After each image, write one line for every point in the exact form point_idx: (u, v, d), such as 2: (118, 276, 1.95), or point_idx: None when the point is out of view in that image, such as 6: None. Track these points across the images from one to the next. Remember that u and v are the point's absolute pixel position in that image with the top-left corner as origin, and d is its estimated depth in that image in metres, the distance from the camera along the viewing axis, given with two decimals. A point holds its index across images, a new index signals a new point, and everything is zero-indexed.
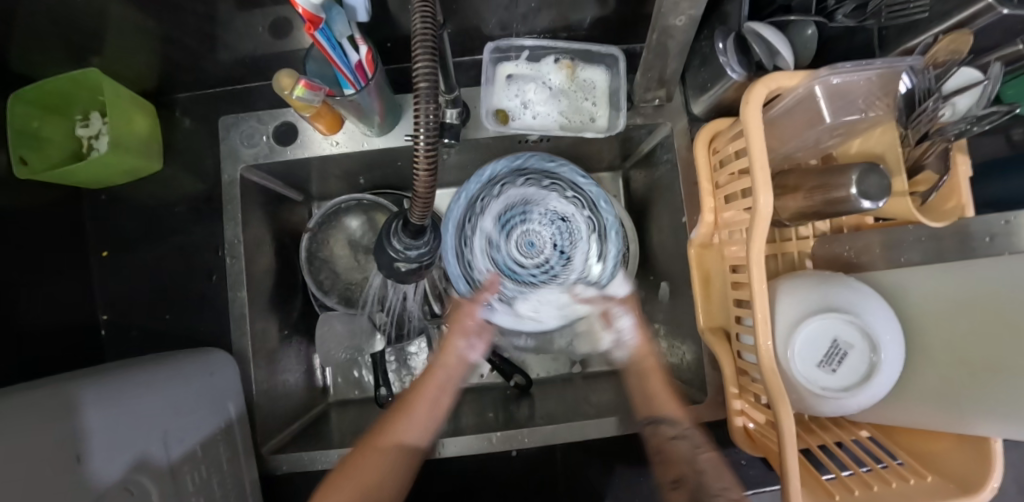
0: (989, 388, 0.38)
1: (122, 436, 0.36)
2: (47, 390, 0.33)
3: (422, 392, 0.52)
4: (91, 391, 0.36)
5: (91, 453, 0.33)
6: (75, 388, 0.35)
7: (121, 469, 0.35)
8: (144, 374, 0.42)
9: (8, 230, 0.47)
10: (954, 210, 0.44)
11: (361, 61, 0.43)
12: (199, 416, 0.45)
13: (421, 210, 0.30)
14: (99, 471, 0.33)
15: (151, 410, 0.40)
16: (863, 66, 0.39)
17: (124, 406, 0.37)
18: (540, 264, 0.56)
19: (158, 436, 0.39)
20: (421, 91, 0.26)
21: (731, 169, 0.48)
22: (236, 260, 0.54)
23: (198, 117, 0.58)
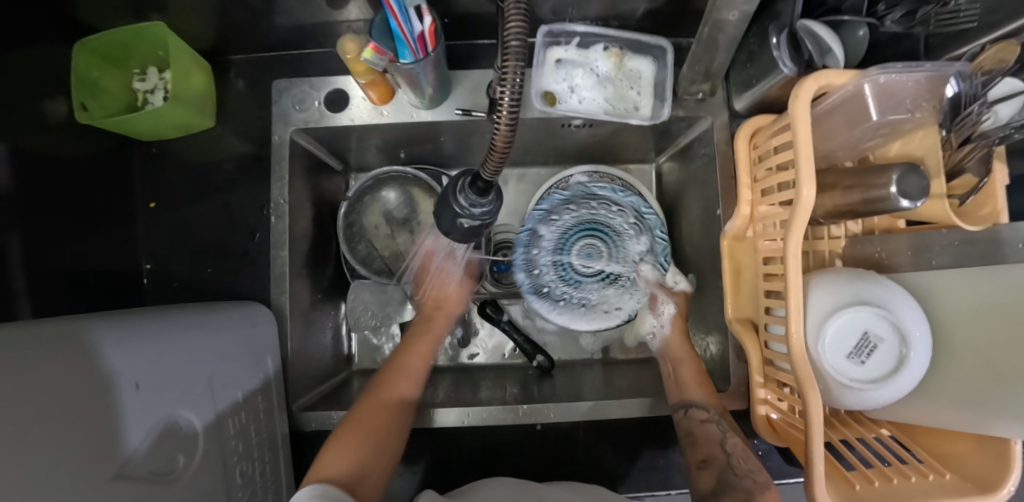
0: (1014, 388, 0.39)
1: (149, 379, 0.35)
2: (72, 325, 0.32)
3: (416, 350, 0.57)
4: (118, 332, 0.35)
5: (115, 393, 0.32)
6: (101, 327, 0.34)
7: (148, 411, 0.34)
8: (176, 320, 0.41)
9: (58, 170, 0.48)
10: (988, 216, 0.45)
11: (423, 32, 0.45)
12: (235, 385, 0.44)
13: (494, 165, 0.31)
14: (125, 411, 0.32)
15: (180, 356, 0.39)
16: (913, 67, 0.40)
17: (152, 350, 0.36)
18: (600, 271, 0.65)
19: (185, 384, 0.38)
20: (511, 50, 0.27)
21: (769, 163, 0.50)
22: (280, 219, 0.55)
23: (249, 79, 0.60)
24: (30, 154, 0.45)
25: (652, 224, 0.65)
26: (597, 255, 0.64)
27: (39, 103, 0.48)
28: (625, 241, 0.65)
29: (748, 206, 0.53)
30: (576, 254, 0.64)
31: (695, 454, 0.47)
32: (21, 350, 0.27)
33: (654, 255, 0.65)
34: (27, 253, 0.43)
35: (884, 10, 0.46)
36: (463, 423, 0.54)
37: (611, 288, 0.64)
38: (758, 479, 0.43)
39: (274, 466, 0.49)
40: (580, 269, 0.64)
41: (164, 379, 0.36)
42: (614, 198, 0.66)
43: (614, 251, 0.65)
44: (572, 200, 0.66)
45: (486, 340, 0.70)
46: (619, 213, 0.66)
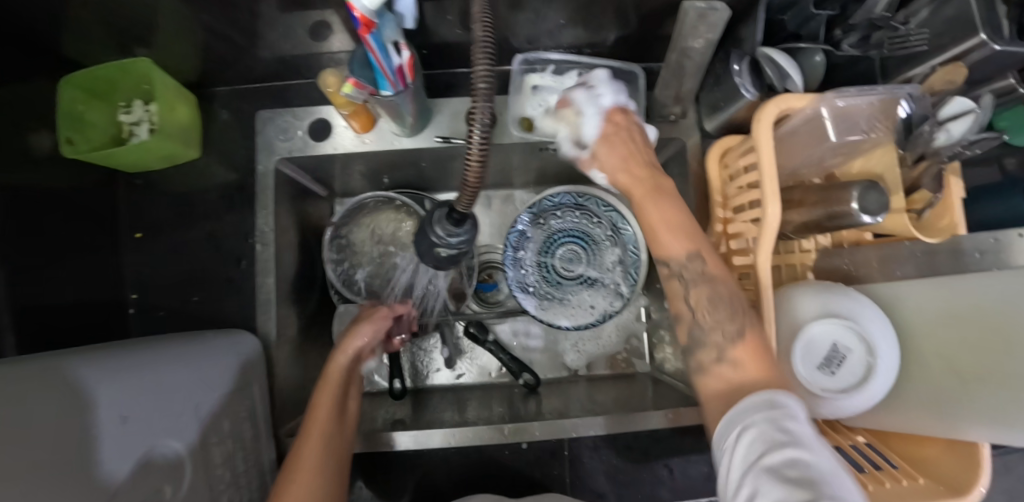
0: (979, 396, 0.41)
1: (131, 415, 0.35)
2: (40, 368, 0.32)
3: (313, 427, 0.45)
4: (93, 370, 0.35)
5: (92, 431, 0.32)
6: (74, 367, 0.35)
7: (129, 448, 0.34)
8: (158, 355, 0.42)
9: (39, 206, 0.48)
10: (947, 228, 0.47)
11: (402, 65, 0.46)
12: (222, 419, 0.44)
13: (468, 200, 0.32)
14: (105, 448, 0.32)
15: (163, 389, 0.39)
16: (865, 90, 0.43)
17: (131, 385, 0.37)
18: (576, 274, 0.67)
19: (171, 417, 0.39)
20: (480, 90, 0.28)
21: (740, 183, 0.52)
22: (265, 247, 0.56)
23: (234, 110, 0.61)
24: (17, 190, 0.46)
25: (630, 236, 0.66)
26: (576, 259, 0.68)
27: (25, 138, 0.48)
28: (601, 251, 0.67)
29: (722, 223, 0.55)
30: (559, 256, 0.67)
31: (680, 335, 0.41)
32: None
33: (627, 267, 0.66)
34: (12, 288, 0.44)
35: (841, 35, 0.48)
36: (449, 444, 0.54)
37: (586, 292, 0.67)
38: (726, 332, 0.37)
39: (261, 493, 0.49)
40: (564, 269, 0.67)
41: (148, 414, 0.37)
42: (595, 209, 0.67)
43: (590, 257, 0.67)
44: (560, 208, 0.67)
45: (472, 359, 0.70)
46: (598, 224, 0.67)
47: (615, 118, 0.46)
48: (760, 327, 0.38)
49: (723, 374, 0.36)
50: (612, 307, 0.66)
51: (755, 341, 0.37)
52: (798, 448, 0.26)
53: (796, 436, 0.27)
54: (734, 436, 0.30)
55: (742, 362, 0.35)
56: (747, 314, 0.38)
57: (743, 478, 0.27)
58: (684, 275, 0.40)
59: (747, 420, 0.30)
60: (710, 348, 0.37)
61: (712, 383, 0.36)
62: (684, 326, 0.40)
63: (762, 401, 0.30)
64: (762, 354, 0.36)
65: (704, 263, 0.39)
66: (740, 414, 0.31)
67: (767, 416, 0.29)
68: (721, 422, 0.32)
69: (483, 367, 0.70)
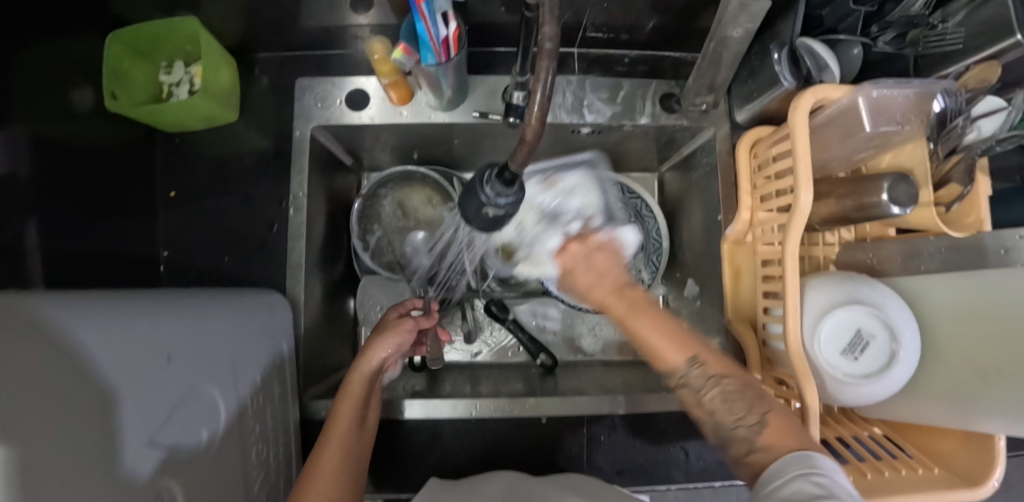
0: (1003, 388, 0.42)
1: (174, 355, 0.35)
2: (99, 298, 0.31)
3: (333, 437, 0.46)
4: (146, 308, 0.35)
5: (146, 369, 0.32)
6: (125, 301, 0.34)
7: (145, 431, 0.31)
8: (196, 300, 0.42)
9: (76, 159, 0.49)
10: (973, 224, 0.48)
11: (448, 37, 0.47)
12: (247, 378, 0.44)
13: (523, 158, 0.33)
14: (131, 425, 0.30)
15: (201, 335, 0.39)
16: (903, 83, 0.43)
17: (175, 327, 0.36)
18: None
19: (206, 363, 0.39)
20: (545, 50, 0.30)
21: (769, 171, 0.53)
22: (298, 212, 0.57)
23: (273, 77, 0.62)
24: (55, 141, 0.46)
25: (654, 223, 0.69)
26: None
27: (68, 93, 0.49)
28: None
29: (749, 211, 0.57)
30: None
31: (707, 433, 0.42)
32: (75, 312, 0.27)
33: (649, 254, 0.69)
34: (47, 238, 0.44)
35: (876, 32, 0.49)
36: (470, 414, 0.56)
37: None
38: (749, 425, 0.39)
39: (286, 451, 0.50)
40: None
41: (188, 356, 0.37)
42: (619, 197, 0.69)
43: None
44: None
45: (490, 338, 0.71)
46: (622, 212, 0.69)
47: (570, 250, 0.44)
48: (779, 406, 0.40)
49: (756, 461, 0.37)
50: (633, 290, 0.69)
51: (779, 421, 0.38)
52: (839, 501, 0.30)
53: (833, 493, 0.31)
54: (780, 483, 0.34)
55: (774, 446, 0.37)
56: (764, 399, 0.40)
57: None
58: (692, 383, 0.40)
59: (793, 473, 0.34)
60: (742, 443, 0.39)
61: (750, 471, 0.38)
62: (708, 426, 0.42)
63: (806, 463, 0.34)
64: (789, 432, 0.38)
65: (705, 366, 0.40)
66: (785, 469, 0.34)
67: (811, 474, 0.33)
68: (765, 474, 0.36)
69: (503, 345, 0.71)
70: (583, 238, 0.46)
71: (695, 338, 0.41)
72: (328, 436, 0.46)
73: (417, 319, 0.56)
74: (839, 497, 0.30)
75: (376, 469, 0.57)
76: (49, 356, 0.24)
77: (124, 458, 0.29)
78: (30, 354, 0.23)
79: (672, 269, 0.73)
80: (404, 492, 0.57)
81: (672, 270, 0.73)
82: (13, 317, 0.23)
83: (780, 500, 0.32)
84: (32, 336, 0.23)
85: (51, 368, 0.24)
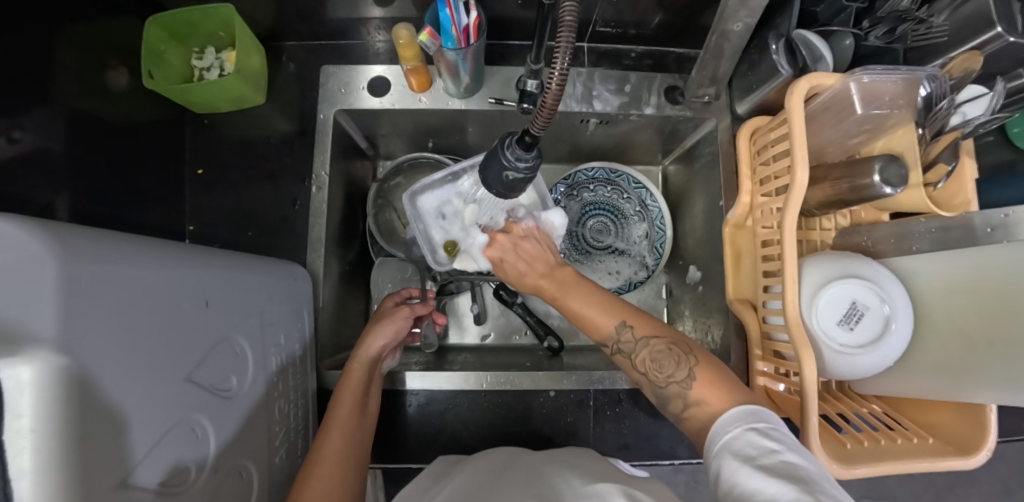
0: (996, 355, 0.44)
1: (212, 299, 0.38)
2: (151, 242, 0.35)
3: (334, 425, 0.46)
4: (194, 254, 0.38)
5: (187, 307, 0.35)
6: (170, 244, 0.37)
7: (169, 386, 0.32)
8: (233, 255, 0.45)
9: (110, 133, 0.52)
10: (961, 205, 0.51)
11: (469, 26, 0.51)
12: (268, 344, 0.46)
13: (542, 123, 0.36)
14: (154, 375, 0.31)
15: (236, 285, 0.42)
16: (892, 69, 0.46)
17: (215, 274, 0.39)
18: (604, 244, 0.71)
19: (238, 311, 0.42)
20: (566, 24, 0.33)
21: (769, 155, 0.55)
22: (320, 190, 0.60)
23: (299, 64, 0.65)
24: (89, 117, 0.49)
25: (658, 211, 0.70)
26: (604, 231, 0.72)
27: (106, 72, 0.52)
28: (629, 225, 0.72)
29: (748, 196, 0.59)
30: (589, 226, 0.72)
31: (649, 395, 0.45)
32: (127, 257, 0.30)
33: (654, 242, 0.71)
34: (80, 207, 0.47)
35: (867, 27, 0.53)
36: (480, 386, 0.58)
37: (613, 262, 0.71)
38: (679, 380, 0.42)
39: (305, 412, 0.53)
40: (592, 239, 0.71)
41: (224, 303, 0.40)
42: (624, 186, 0.71)
43: (619, 230, 0.72)
44: (592, 181, 0.72)
45: (498, 321, 0.73)
46: (627, 200, 0.72)
47: (498, 243, 0.51)
48: (709, 358, 0.43)
49: (696, 414, 0.41)
50: (638, 276, 0.70)
51: (706, 373, 0.41)
52: (790, 453, 0.32)
53: (781, 442, 0.34)
54: (733, 440, 0.35)
55: (706, 399, 0.40)
56: (691, 354, 0.43)
57: (741, 467, 0.32)
58: (625, 348, 0.45)
59: (743, 429, 0.36)
60: (677, 399, 0.42)
61: (693, 424, 0.41)
62: (649, 388, 0.45)
63: (749, 416, 0.36)
64: (718, 381, 0.41)
65: (633, 329, 0.44)
66: (729, 424, 0.37)
67: (758, 427, 0.35)
68: (711, 433, 0.38)
69: (510, 328, 0.72)
70: (508, 230, 0.53)
71: (625, 304, 0.46)
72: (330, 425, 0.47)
73: (414, 308, 0.58)
74: (791, 449, 0.33)
75: (385, 439, 0.58)
76: (100, 280, 0.27)
77: (167, 384, 0.32)
78: (84, 277, 0.26)
79: (675, 258, 0.76)
80: (413, 463, 0.58)
81: (675, 258, 0.76)
82: (70, 248, 0.25)
83: (735, 454, 0.34)
84: (86, 268, 0.26)
85: (101, 290, 0.27)
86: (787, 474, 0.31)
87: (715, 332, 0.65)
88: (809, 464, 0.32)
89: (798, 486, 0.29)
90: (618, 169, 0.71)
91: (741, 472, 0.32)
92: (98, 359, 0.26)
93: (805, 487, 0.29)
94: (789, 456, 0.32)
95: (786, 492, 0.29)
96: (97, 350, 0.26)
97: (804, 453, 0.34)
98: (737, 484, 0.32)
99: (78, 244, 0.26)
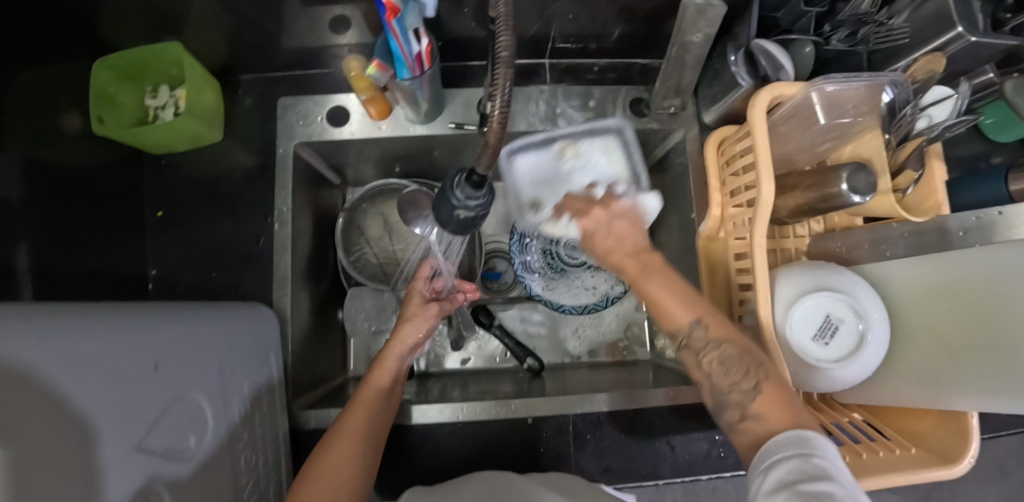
0: (970, 362, 0.44)
1: (162, 362, 0.37)
2: (92, 308, 0.34)
3: (349, 427, 0.45)
4: (140, 317, 0.37)
5: (132, 373, 0.34)
6: (116, 307, 0.36)
7: (121, 459, 0.31)
8: (186, 310, 0.44)
9: (64, 180, 0.50)
10: (933, 208, 0.49)
11: (421, 53, 0.49)
12: (229, 396, 0.44)
13: (487, 160, 0.35)
14: (108, 449, 0.30)
15: (189, 343, 0.41)
16: (852, 77, 0.46)
17: (164, 335, 0.38)
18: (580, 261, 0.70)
19: (193, 370, 0.40)
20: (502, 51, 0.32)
21: (736, 167, 0.54)
22: (283, 226, 0.59)
23: (256, 97, 0.64)
24: (46, 163, 0.48)
25: None
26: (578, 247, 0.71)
27: (57, 116, 0.51)
28: None
29: (719, 208, 0.58)
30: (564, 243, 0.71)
31: (706, 398, 0.42)
32: (64, 332, 0.29)
33: None
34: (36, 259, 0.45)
35: (829, 31, 0.52)
36: (456, 418, 0.57)
37: (589, 277, 0.70)
38: (744, 389, 0.38)
39: (275, 458, 0.51)
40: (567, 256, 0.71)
41: (176, 364, 0.39)
42: None
43: None
44: None
45: (478, 344, 0.72)
46: None
47: (592, 214, 0.44)
48: (780, 375, 0.39)
49: (751, 428, 0.37)
50: (614, 290, 0.69)
51: (773, 391, 0.37)
52: (831, 485, 0.29)
53: (832, 476, 0.30)
54: (773, 467, 0.33)
55: (765, 415, 0.37)
56: (763, 366, 0.39)
57: (773, 497, 0.30)
58: (693, 345, 0.41)
59: (785, 455, 0.33)
60: (735, 408, 0.39)
61: (745, 438, 0.38)
62: (707, 390, 0.42)
63: (799, 442, 0.33)
64: (785, 401, 0.37)
65: (709, 329, 0.40)
66: (782, 446, 0.33)
67: (804, 454, 0.32)
68: (760, 453, 0.35)
69: (489, 350, 0.71)
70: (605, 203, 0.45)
71: (705, 302, 0.41)
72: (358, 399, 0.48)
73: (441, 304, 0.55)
74: (834, 481, 0.29)
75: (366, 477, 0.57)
76: (39, 362, 0.26)
77: (113, 459, 0.30)
78: (22, 362, 0.24)
79: None
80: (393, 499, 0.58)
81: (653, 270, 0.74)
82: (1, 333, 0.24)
83: (778, 479, 0.31)
84: (21, 353, 0.25)
85: (43, 372, 0.26)
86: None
87: None
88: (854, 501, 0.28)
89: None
90: None
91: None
92: (55, 442, 0.25)
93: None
94: (822, 486, 0.29)
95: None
96: (53, 432, 0.25)
97: (856, 492, 0.29)
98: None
99: (6, 324, 0.25)
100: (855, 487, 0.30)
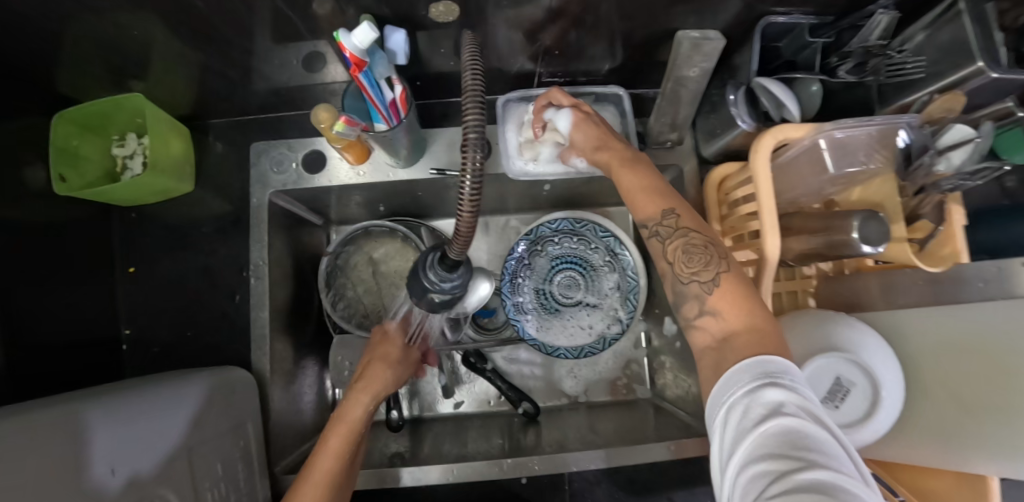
0: (982, 431, 0.40)
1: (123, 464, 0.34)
2: (64, 406, 0.33)
3: None
4: (102, 410, 0.35)
5: (86, 479, 0.31)
6: (87, 401, 0.35)
7: None
8: (156, 391, 0.41)
9: (33, 242, 0.48)
10: (950, 256, 0.46)
11: (395, 100, 0.47)
12: (204, 477, 0.42)
13: (460, 246, 0.31)
14: None
15: (157, 433, 0.38)
16: (863, 121, 0.43)
17: (125, 430, 0.36)
18: (576, 299, 0.67)
19: (157, 461, 0.37)
20: (471, 122, 0.27)
21: (738, 211, 0.51)
22: (260, 280, 0.56)
23: (229, 143, 0.61)
24: (14, 223, 0.45)
25: (629, 260, 0.66)
26: (573, 285, 0.68)
27: (20, 173, 0.48)
28: (598, 276, 0.67)
29: None
30: (558, 282, 0.68)
31: (668, 292, 0.42)
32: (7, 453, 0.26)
33: (626, 291, 0.66)
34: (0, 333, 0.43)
35: (836, 62, 0.48)
36: (448, 479, 0.53)
37: (586, 316, 0.67)
38: (703, 280, 0.38)
39: None
40: (562, 294, 0.68)
41: (143, 459, 0.36)
42: (590, 237, 0.67)
43: (589, 284, 0.68)
44: (558, 234, 0.68)
45: (472, 388, 0.69)
46: (595, 251, 0.67)
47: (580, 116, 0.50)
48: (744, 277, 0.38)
49: (707, 326, 0.37)
50: (613, 329, 0.65)
51: (731, 285, 0.37)
52: (783, 417, 0.27)
53: (782, 404, 0.28)
54: (727, 412, 0.30)
55: (722, 312, 0.36)
56: (725, 260, 0.39)
57: (736, 448, 0.28)
58: (662, 233, 0.42)
59: (738, 397, 0.30)
60: (693, 302, 0.38)
61: (702, 336, 0.38)
62: (669, 283, 0.41)
63: (751, 375, 0.31)
64: (740, 299, 0.36)
65: (679, 217, 0.41)
66: (733, 388, 0.31)
67: (753, 391, 0.30)
68: (716, 395, 0.33)
69: (484, 394, 0.69)
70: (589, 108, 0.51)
71: (674, 194, 0.42)
72: (310, 472, 0.43)
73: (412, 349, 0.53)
74: (788, 410, 0.27)
75: None
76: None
77: None
78: None
79: (651, 305, 0.71)
80: None
81: (651, 305, 0.71)
82: None
83: (735, 424, 0.29)
84: None
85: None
86: (778, 447, 0.26)
87: (694, 391, 0.58)
88: (809, 423, 0.26)
89: (785, 461, 0.25)
90: (577, 220, 0.67)
91: (734, 452, 0.28)
92: None
93: (792, 461, 0.25)
94: (775, 420, 0.26)
95: (768, 471, 0.25)
96: None
97: (808, 409, 0.28)
98: (734, 466, 0.28)
99: None
100: (805, 399, 0.28)
